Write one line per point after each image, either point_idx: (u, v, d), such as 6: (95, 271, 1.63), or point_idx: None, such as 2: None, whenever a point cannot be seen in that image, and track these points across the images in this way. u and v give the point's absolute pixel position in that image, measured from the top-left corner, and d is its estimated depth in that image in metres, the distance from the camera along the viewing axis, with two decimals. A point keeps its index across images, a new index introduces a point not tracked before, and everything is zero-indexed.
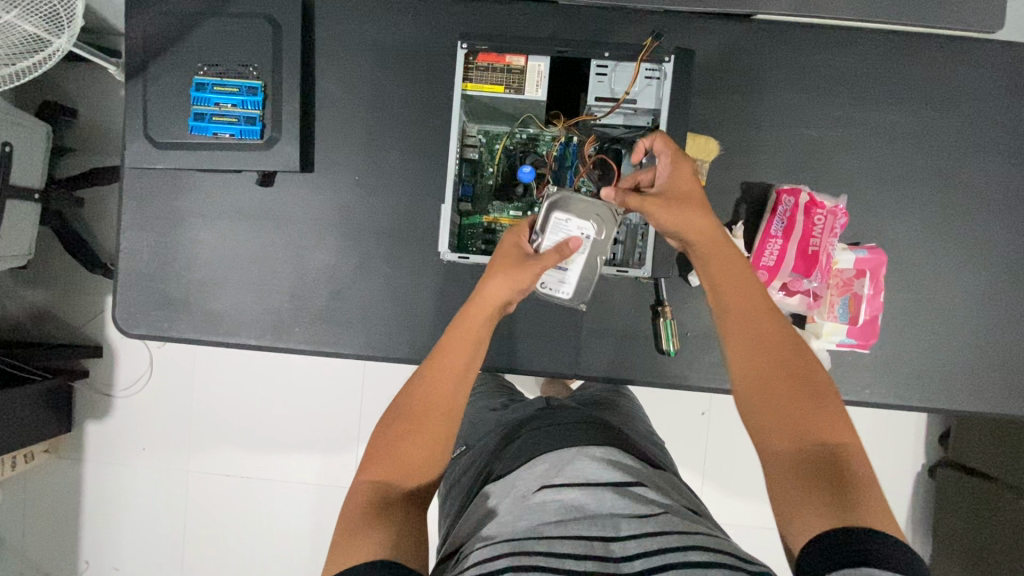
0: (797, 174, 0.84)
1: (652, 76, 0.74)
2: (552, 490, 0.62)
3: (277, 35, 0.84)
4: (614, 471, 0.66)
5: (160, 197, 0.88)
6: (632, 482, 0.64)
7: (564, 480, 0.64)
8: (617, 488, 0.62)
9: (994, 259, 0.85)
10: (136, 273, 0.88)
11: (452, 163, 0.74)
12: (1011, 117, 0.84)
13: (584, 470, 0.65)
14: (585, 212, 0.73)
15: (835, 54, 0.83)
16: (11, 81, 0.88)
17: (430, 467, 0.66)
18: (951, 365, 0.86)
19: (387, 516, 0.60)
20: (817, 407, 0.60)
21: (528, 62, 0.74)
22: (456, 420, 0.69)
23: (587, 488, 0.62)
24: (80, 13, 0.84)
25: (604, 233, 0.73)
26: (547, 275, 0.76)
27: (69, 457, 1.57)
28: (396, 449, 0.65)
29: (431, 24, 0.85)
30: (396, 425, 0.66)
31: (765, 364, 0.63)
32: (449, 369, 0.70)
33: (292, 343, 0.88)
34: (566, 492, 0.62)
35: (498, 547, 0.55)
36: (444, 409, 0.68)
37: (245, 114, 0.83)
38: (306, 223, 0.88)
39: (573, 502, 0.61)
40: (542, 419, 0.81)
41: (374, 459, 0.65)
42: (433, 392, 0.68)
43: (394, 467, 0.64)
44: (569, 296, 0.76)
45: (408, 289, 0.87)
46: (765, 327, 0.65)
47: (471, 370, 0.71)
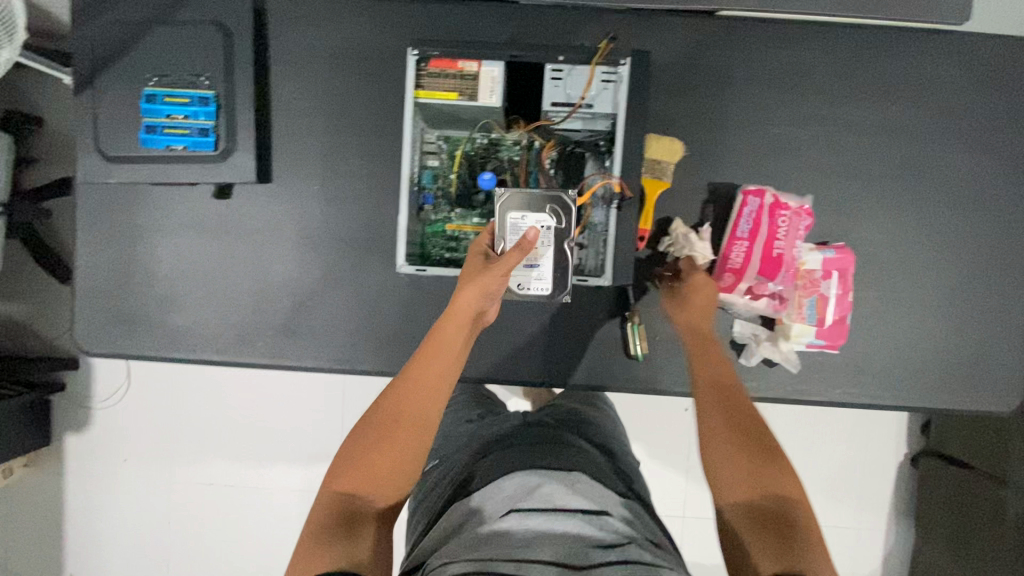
0: (763, 174, 0.82)
1: (608, 79, 0.73)
2: (518, 517, 0.63)
3: (229, 43, 0.81)
4: (583, 498, 0.66)
5: (114, 211, 0.86)
6: (600, 510, 0.65)
7: (531, 505, 0.64)
8: (585, 518, 0.63)
9: (966, 254, 0.84)
10: (92, 290, 0.86)
11: (405, 173, 0.74)
12: (980, 110, 0.82)
13: (551, 494, 0.65)
14: (541, 203, 0.72)
15: (800, 50, 0.81)
16: None
17: (401, 478, 0.67)
18: (922, 362, 0.85)
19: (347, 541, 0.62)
20: (771, 467, 0.65)
21: (481, 68, 0.72)
22: (429, 430, 0.70)
23: (554, 517, 0.62)
24: (21, 22, 0.81)
25: (565, 220, 0.72)
26: (522, 275, 0.73)
27: (49, 471, 1.56)
28: (366, 461, 0.66)
29: (388, 28, 0.83)
30: (369, 439, 0.67)
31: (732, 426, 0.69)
32: (421, 382, 0.71)
33: (255, 358, 0.86)
34: (531, 518, 0.62)
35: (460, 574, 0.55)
36: (417, 421, 0.69)
37: (198, 125, 0.81)
38: (266, 235, 0.86)
39: (537, 529, 0.61)
40: (515, 438, 0.80)
41: (345, 471, 0.66)
42: (409, 403, 0.70)
43: (362, 482, 0.65)
44: (548, 293, 0.74)
45: (372, 299, 0.86)
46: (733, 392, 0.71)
47: (444, 378, 0.72)
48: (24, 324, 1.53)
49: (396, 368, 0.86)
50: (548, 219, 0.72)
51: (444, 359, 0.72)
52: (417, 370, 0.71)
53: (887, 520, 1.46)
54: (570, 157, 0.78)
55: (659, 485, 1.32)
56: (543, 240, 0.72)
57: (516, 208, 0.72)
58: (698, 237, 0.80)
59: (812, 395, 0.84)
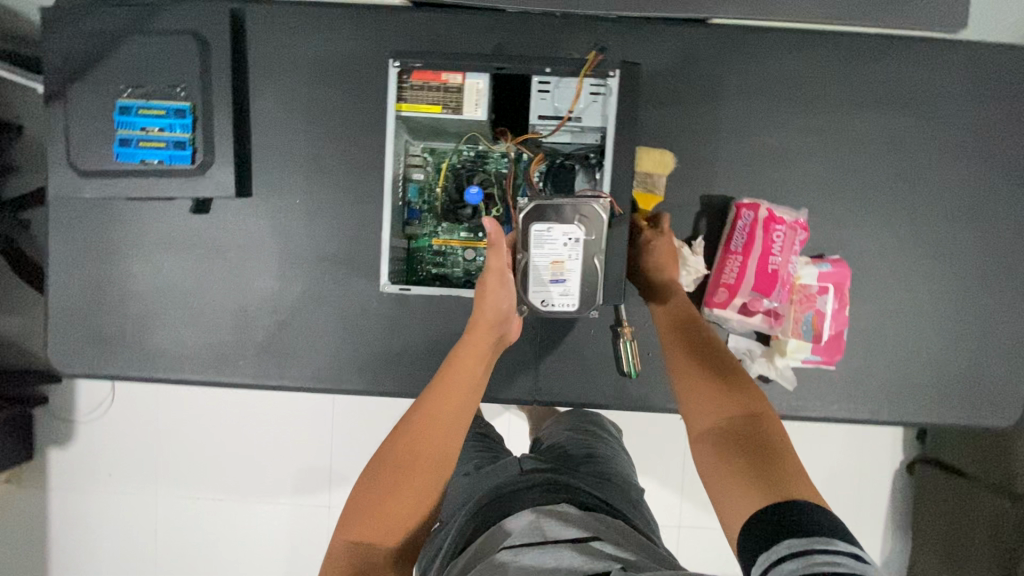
0: (757, 185, 0.81)
1: (597, 92, 0.70)
2: (510, 553, 0.56)
3: (205, 53, 0.79)
4: (573, 529, 0.60)
5: (88, 227, 0.83)
6: (589, 537, 0.59)
7: (522, 541, 0.58)
8: (575, 545, 0.57)
9: (963, 266, 0.83)
10: (66, 308, 0.83)
11: (388, 190, 0.71)
12: (977, 119, 0.81)
13: (543, 527, 0.60)
14: (567, 215, 0.69)
15: (793, 59, 0.79)
16: None
17: (413, 516, 0.65)
18: (919, 376, 0.83)
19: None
20: (747, 402, 0.65)
21: (465, 79, 0.68)
22: (448, 467, 0.68)
23: (546, 549, 0.56)
24: None
25: (593, 232, 0.69)
26: (543, 292, 0.71)
27: (32, 486, 1.53)
28: (376, 503, 0.64)
29: (371, 37, 0.80)
30: (380, 480, 0.65)
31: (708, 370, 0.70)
32: (440, 417, 0.69)
33: (236, 377, 0.83)
34: (524, 553, 0.56)
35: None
36: (433, 460, 0.67)
37: (174, 138, 0.78)
38: (246, 250, 0.83)
39: (530, 564, 0.55)
40: (508, 473, 0.74)
41: (353, 517, 0.64)
42: (423, 439, 0.68)
43: (372, 526, 0.63)
44: (575, 307, 0.71)
45: (357, 316, 0.83)
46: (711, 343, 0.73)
47: (464, 413, 0.71)
48: None
49: (382, 387, 0.84)
50: (576, 231, 0.69)
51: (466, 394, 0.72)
52: (431, 405, 0.70)
53: (884, 528, 1.45)
54: (560, 172, 0.74)
55: (654, 498, 1.30)
56: (570, 254, 0.69)
57: (539, 220, 0.69)
58: (692, 253, 0.79)
59: (808, 410, 0.82)
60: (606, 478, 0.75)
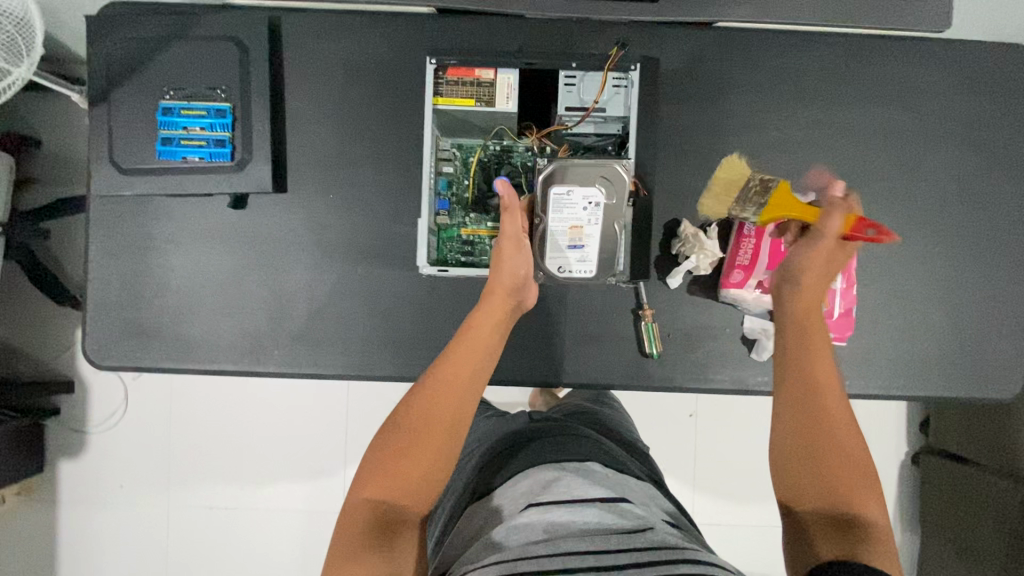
0: (765, 173, 0.86)
1: (619, 84, 0.76)
2: (540, 509, 0.65)
3: (244, 57, 0.83)
4: (602, 490, 0.69)
5: (127, 224, 0.86)
6: (617, 498, 0.68)
7: (551, 498, 0.66)
8: (604, 505, 0.66)
9: (959, 247, 0.88)
10: (105, 303, 0.86)
11: (427, 176, 0.75)
12: (964, 110, 0.87)
13: (573, 487, 0.68)
14: (587, 180, 0.74)
15: (794, 57, 0.85)
16: None
17: (430, 481, 0.64)
18: (925, 352, 0.88)
19: (381, 550, 0.59)
20: (851, 466, 0.60)
21: (497, 75, 0.74)
22: (461, 428, 0.66)
23: (576, 507, 0.65)
24: (40, 43, 0.82)
25: (613, 198, 0.75)
26: (561, 258, 0.77)
27: (42, 500, 1.51)
28: (394, 467, 0.63)
29: (401, 42, 0.86)
30: (393, 443, 0.64)
31: (812, 423, 0.61)
32: (453, 382, 0.67)
33: (270, 366, 0.86)
34: (552, 510, 0.65)
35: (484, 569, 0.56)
36: (448, 423, 0.65)
37: (214, 137, 0.83)
38: (280, 244, 0.86)
39: (559, 520, 0.63)
40: (532, 439, 0.83)
41: (369, 479, 0.63)
42: (435, 404, 0.65)
43: (393, 487, 0.62)
44: (592, 274, 0.77)
45: (388, 305, 0.87)
46: (818, 382, 0.63)
47: (477, 380, 0.68)
48: (18, 347, 1.50)
49: (412, 373, 0.87)
50: (596, 196, 0.75)
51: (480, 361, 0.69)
52: (445, 370, 0.67)
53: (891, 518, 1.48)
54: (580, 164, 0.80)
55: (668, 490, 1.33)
56: (589, 220, 0.75)
57: (560, 186, 0.75)
58: (705, 238, 0.82)
59: None
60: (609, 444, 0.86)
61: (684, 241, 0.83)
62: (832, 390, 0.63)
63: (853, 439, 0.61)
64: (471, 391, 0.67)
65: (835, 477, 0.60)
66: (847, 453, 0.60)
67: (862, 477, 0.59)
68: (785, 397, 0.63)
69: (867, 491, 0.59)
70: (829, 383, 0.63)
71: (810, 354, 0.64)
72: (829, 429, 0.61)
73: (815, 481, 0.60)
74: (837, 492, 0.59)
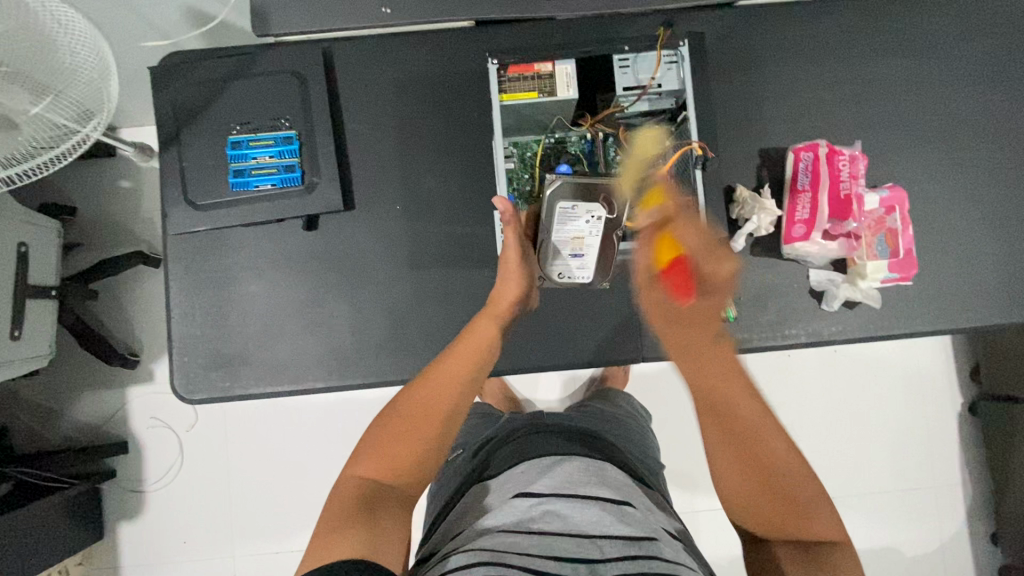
0: (807, 134, 0.90)
1: (672, 61, 0.80)
2: (537, 501, 0.66)
3: (303, 86, 0.88)
4: (606, 491, 0.68)
5: (205, 259, 0.89)
6: (622, 502, 0.66)
7: (550, 490, 0.67)
8: (606, 506, 0.65)
9: (1002, 179, 0.91)
10: (189, 338, 0.88)
11: (500, 163, 0.80)
12: (985, 52, 0.91)
13: (574, 484, 0.68)
14: (592, 192, 0.75)
15: (819, 22, 0.90)
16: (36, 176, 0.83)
17: (420, 472, 0.64)
18: (987, 283, 0.90)
19: (368, 523, 0.57)
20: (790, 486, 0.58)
21: (555, 67, 0.79)
22: (450, 425, 0.68)
23: (578, 505, 0.64)
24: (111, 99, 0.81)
25: (615, 211, 0.76)
26: (562, 265, 0.81)
27: (104, 568, 1.45)
28: (391, 445, 0.64)
29: (448, 56, 0.90)
30: (386, 428, 0.65)
31: (751, 467, 0.58)
32: (446, 378, 0.70)
33: (355, 379, 0.88)
34: (553, 503, 0.65)
35: (477, 553, 0.57)
36: (440, 416, 0.67)
37: (284, 163, 0.86)
38: (354, 259, 0.89)
39: (555, 510, 0.64)
40: (530, 435, 0.82)
41: (366, 456, 0.63)
42: (433, 392, 0.68)
43: (383, 469, 0.63)
44: (588, 279, 0.82)
45: (465, 304, 0.89)
46: (747, 427, 0.59)
47: (472, 381, 0.71)
48: (66, 414, 1.46)
49: (496, 368, 0.89)
50: (600, 210, 0.75)
51: (474, 362, 0.73)
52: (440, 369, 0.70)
53: (959, 472, 1.47)
54: None
55: None
56: (590, 233, 0.77)
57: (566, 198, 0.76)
58: (762, 198, 0.86)
59: (890, 329, 0.89)
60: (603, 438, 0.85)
61: (742, 205, 0.86)
62: (760, 426, 0.59)
63: (793, 471, 0.58)
64: (468, 381, 0.71)
65: (785, 513, 0.57)
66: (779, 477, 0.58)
67: (806, 504, 0.57)
68: (721, 449, 0.60)
69: (818, 514, 0.57)
70: (758, 424, 0.59)
71: (730, 402, 0.60)
72: (770, 470, 0.58)
73: (768, 520, 0.58)
74: (794, 527, 0.57)
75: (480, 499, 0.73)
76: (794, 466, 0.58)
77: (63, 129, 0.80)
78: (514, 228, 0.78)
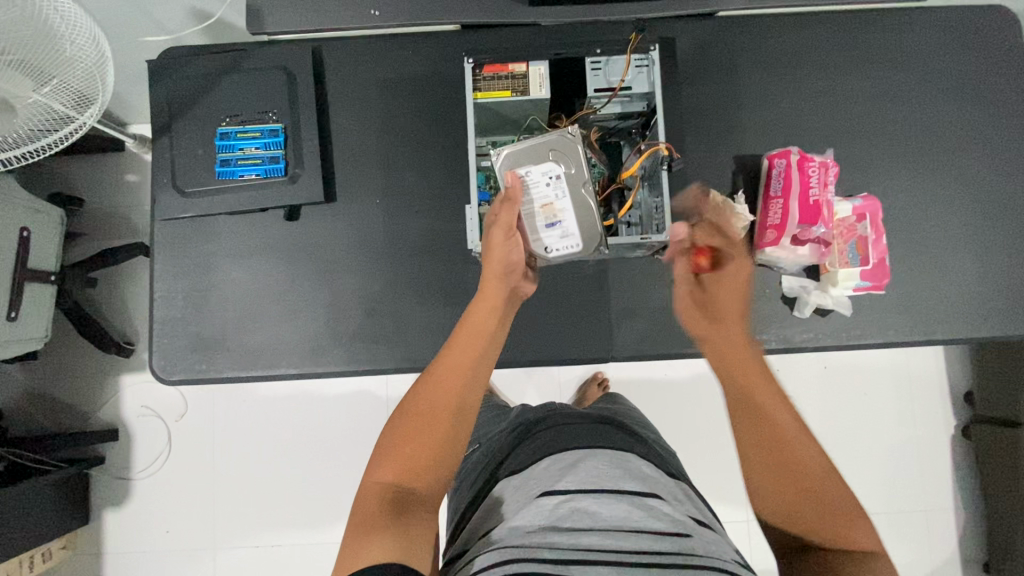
0: (782, 142, 0.91)
1: (642, 64, 0.82)
2: (561, 497, 0.61)
3: (292, 82, 0.91)
4: (631, 483, 0.62)
5: (190, 244, 0.92)
6: (648, 494, 0.61)
7: (576, 487, 0.62)
8: (632, 501, 0.60)
9: (977, 194, 0.91)
10: (172, 320, 0.91)
11: (472, 158, 0.82)
12: (962, 69, 0.92)
13: (600, 477, 0.63)
14: (543, 157, 0.78)
15: (796, 35, 0.92)
16: (26, 157, 0.88)
17: (440, 469, 0.63)
18: (961, 296, 0.90)
19: (396, 528, 0.56)
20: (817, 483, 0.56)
21: (529, 67, 0.82)
22: (465, 412, 0.67)
23: (602, 499, 0.60)
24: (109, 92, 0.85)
25: (573, 165, 0.78)
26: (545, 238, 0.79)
27: (88, 554, 1.44)
28: (404, 449, 0.63)
29: (432, 58, 0.93)
30: (400, 427, 0.65)
31: (787, 474, 0.56)
32: (457, 367, 0.69)
33: (328, 366, 0.90)
34: (577, 499, 0.60)
35: (507, 555, 0.53)
36: (450, 408, 0.66)
37: (269, 154, 0.89)
38: (334, 249, 0.92)
39: (582, 509, 0.59)
40: (555, 428, 0.77)
41: (383, 460, 0.63)
42: (440, 391, 0.67)
43: (403, 471, 0.62)
44: (581, 246, 0.79)
45: (439, 296, 0.91)
46: (773, 423, 0.59)
47: (482, 365, 0.70)
48: (59, 398, 1.48)
49: None
50: (555, 167, 0.78)
51: (483, 346, 0.71)
52: (448, 360, 0.70)
53: (953, 499, 1.40)
54: (608, 147, 0.91)
55: (710, 478, 1.34)
56: (557, 194, 0.77)
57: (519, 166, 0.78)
58: (735, 204, 0.86)
59: (860, 338, 0.89)
60: (630, 428, 0.81)
61: None
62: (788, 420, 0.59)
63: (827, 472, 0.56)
64: (474, 373, 0.69)
65: (828, 518, 0.54)
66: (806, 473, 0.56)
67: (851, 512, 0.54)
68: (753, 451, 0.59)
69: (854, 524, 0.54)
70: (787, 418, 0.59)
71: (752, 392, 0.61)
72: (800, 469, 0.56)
73: (807, 524, 0.55)
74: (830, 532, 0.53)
75: (501, 500, 0.68)
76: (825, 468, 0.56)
77: (60, 114, 0.84)
78: (510, 210, 0.76)
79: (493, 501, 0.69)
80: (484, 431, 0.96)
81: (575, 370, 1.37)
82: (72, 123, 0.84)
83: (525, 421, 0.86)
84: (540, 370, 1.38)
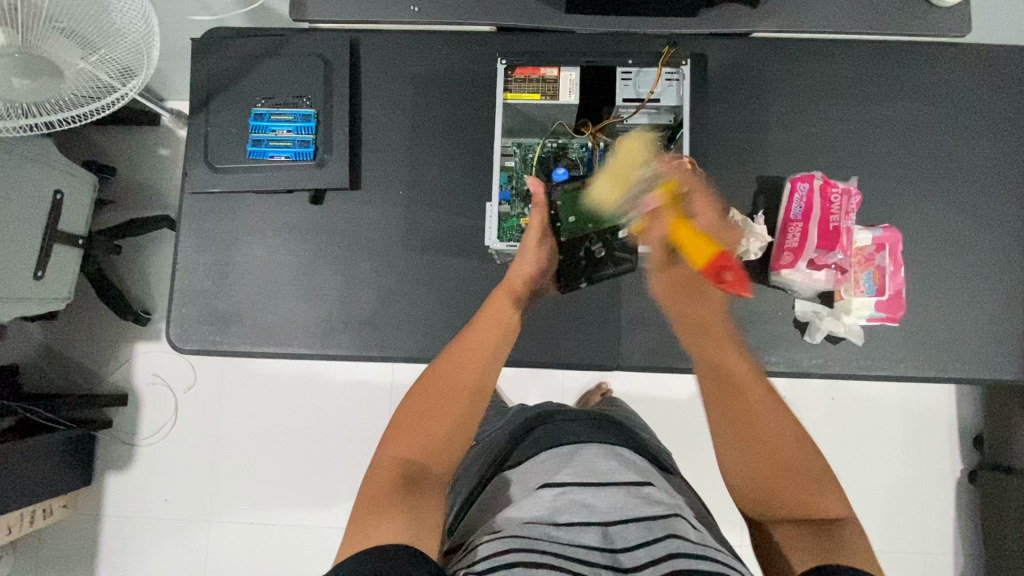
0: (807, 166, 0.91)
1: (672, 78, 0.86)
2: (560, 489, 0.61)
3: (328, 70, 0.93)
4: (627, 474, 0.63)
5: (217, 218, 0.95)
6: (643, 483, 0.62)
7: (574, 479, 0.62)
8: (629, 490, 0.60)
9: (1000, 234, 0.91)
10: (191, 291, 0.93)
11: (496, 154, 0.83)
12: (993, 108, 0.92)
13: (597, 470, 0.63)
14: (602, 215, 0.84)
15: (828, 61, 0.92)
16: (67, 124, 0.91)
17: (452, 445, 0.65)
18: (976, 334, 0.89)
19: (407, 504, 0.58)
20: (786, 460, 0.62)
21: (560, 73, 0.86)
22: (485, 393, 0.70)
23: (600, 490, 0.60)
24: (152, 68, 0.88)
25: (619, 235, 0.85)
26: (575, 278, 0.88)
27: (87, 514, 1.47)
28: (415, 426, 0.65)
29: (466, 56, 0.95)
30: (420, 405, 0.67)
31: (762, 452, 0.63)
32: (479, 349, 0.72)
33: (338, 349, 0.92)
34: (576, 491, 0.60)
35: (507, 541, 0.54)
36: (470, 388, 0.69)
37: (299, 138, 0.91)
38: (353, 235, 0.93)
39: (581, 501, 0.59)
40: (556, 422, 0.77)
41: (393, 438, 0.65)
42: (453, 370, 0.70)
43: (416, 447, 0.64)
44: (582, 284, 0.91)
45: (453, 291, 0.92)
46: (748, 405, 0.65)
47: (501, 351, 0.74)
48: (74, 359, 1.52)
49: None
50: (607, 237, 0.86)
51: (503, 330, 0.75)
52: (471, 339, 0.73)
53: (954, 543, 1.37)
54: None
55: (707, 496, 1.34)
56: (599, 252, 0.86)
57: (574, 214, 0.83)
58: (754, 223, 0.86)
59: (869, 368, 0.88)
60: (629, 427, 0.82)
61: None
62: (759, 403, 0.65)
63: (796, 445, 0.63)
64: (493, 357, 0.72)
65: (799, 491, 0.61)
66: (770, 445, 0.63)
67: (817, 480, 0.61)
68: (740, 447, 0.64)
69: (826, 492, 0.61)
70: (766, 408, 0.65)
71: (740, 383, 0.67)
72: (778, 453, 0.63)
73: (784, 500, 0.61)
74: (802, 502, 0.60)
75: (504, 490, 0.69)
76: (795, 441, 0.63)
77: (103, 84, 0.87)
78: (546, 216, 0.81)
79: (491, 494, 0.70)
80: (485, 427, 0.97)
81: (579, 377, 1.37)
82: (115, 94, 0.87)
83: (526, 418, 0.87)
84: (544, 374, 1.38)
